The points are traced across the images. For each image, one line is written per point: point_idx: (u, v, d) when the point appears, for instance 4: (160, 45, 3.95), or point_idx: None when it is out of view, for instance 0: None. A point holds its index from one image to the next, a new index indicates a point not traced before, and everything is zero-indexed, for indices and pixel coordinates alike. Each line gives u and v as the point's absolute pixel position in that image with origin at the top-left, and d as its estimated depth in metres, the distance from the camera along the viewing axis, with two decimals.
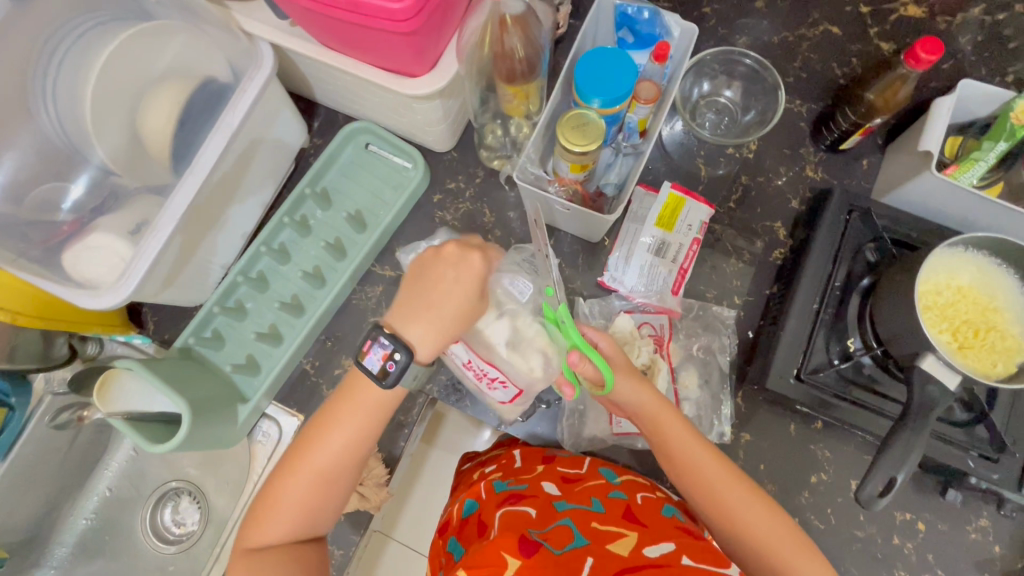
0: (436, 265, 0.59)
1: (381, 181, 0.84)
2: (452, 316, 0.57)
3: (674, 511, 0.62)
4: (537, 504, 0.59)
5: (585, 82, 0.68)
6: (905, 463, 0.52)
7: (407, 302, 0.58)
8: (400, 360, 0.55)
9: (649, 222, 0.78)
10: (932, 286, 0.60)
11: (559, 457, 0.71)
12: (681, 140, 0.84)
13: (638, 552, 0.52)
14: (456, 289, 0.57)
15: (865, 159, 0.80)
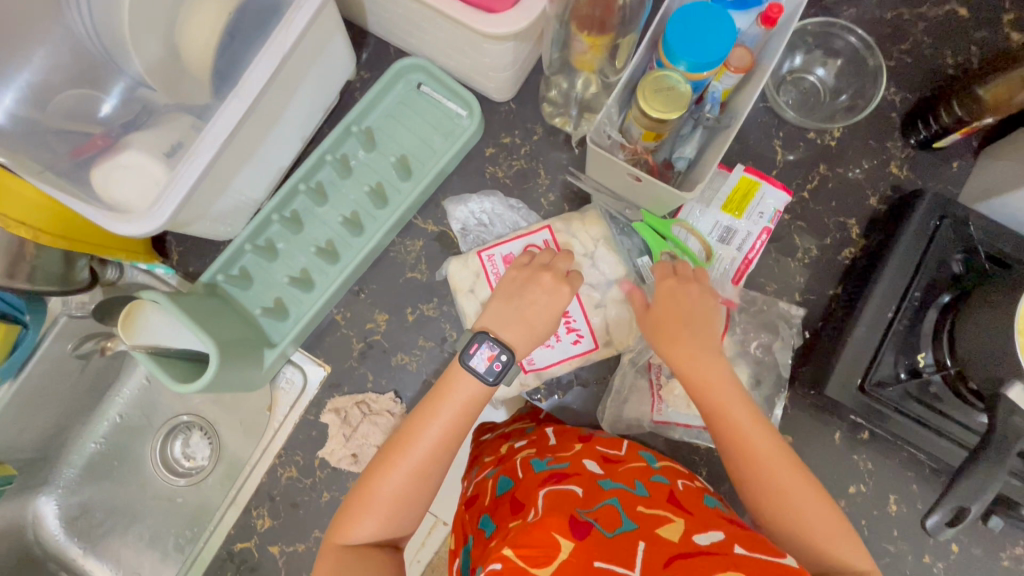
0: (534, 286, 0.61)
1: (431, 127, 0.78)
2: (545, 323, 0.60)
3: (717, 503, 0.58)
4: (582, 483, 0.56)
5: (675, 42, 0.60)
6: (980, 496, 0.50)
7: (496, 316, 0.60)
8: (503, 361, 0.56)
9: (715, 206, 0.74)
10: None
11: (599, 436, 0.68)
12: (759, 117, 0.77)
13: (688, 538, 0.47)
14: (550, 303, 0.60)
15: (956, 161, 0.74)
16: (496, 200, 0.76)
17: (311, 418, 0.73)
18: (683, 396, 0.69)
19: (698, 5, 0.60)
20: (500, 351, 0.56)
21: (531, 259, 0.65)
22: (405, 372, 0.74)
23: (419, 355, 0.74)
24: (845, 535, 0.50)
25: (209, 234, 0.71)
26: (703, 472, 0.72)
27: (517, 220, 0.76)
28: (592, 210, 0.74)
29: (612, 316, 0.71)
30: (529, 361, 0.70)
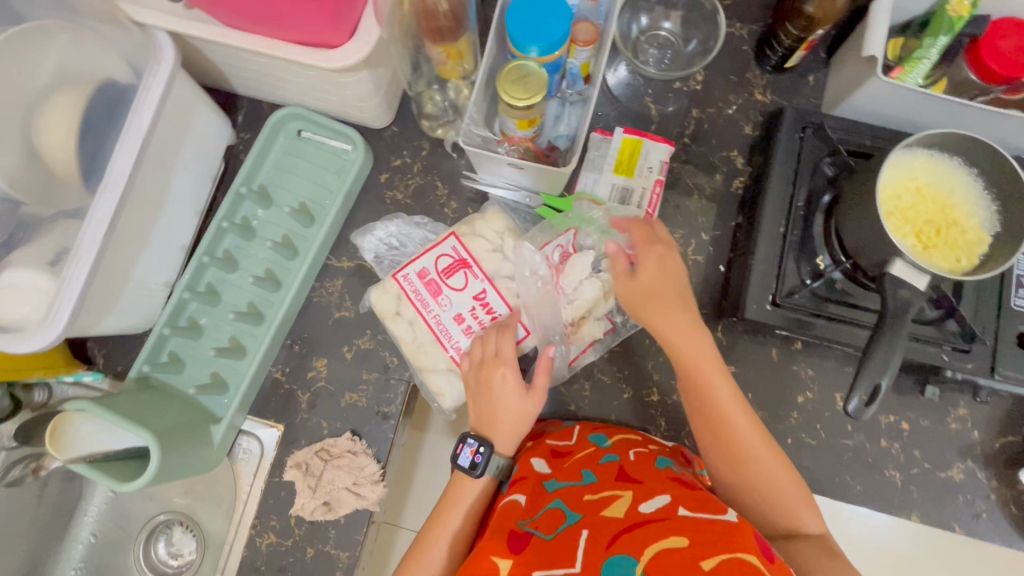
0: (488, 385, 0.65)
1: (322, 168, 0.79)
2: (511, 414, 0.64)
3: (669, 463, 0.61)
4: (527, 489, 0.61)
5: (519, 32, 0.64)
6: (887, 369, 0.53)
7: (476, 412, 0.67)
8: (485, 462, 0.63)
9: (607, 170, 0.76)
10: (892, 192, 0.61)
11: (552, 430, 0.71)
12: (626, 80, 0.81)
13: (633, 511, 0.52)
14: (512, 403, 0.64)
15: (811, 75, 0.79)
16: (401, 221, 0.77)
17: (276, 480, 0.73)
18: None
19: None
20: (479, 445, 0.63)
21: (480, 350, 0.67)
22: (357, 409, 0.74)
23: (366, 389, 0.74)
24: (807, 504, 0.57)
25: (122, 330, 0.70)
26: (662, 422, 0.73)
27: (426, 234, 0.76)
28: (490, 205, 0.75)
29: (535, 301, 0.71)
30: None
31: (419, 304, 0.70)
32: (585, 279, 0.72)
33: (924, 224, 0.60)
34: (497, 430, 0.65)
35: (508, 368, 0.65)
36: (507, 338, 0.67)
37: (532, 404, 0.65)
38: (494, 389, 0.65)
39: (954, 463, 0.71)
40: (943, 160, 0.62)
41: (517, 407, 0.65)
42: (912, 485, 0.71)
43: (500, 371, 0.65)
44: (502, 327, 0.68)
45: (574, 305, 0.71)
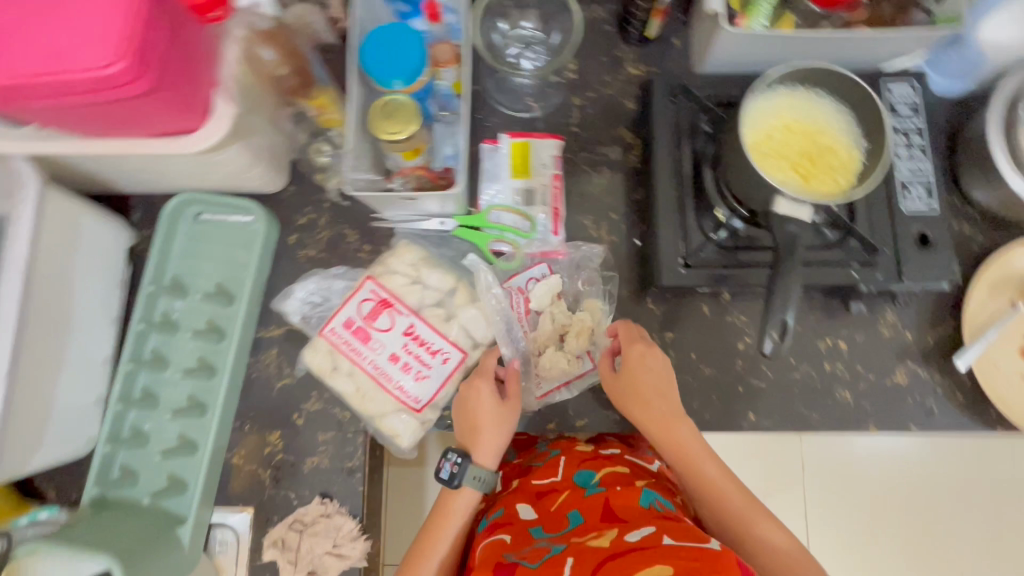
0: (469, 396, 0.68)
1: (229, 245, 0.78)
2: (491, 419, 0.66)
3: (654, 498, 0.63)
4: (513, 530, 0.64)
5: (378, 69, 0.67)
6: (790, 304, 0.55)
7: (458, 425, 0.68)
8: (462, 471, 0.65)
9: (505, 177, 0.77)
10: (761, 133, 0.63)
11: (536, 468, 0.74)
12: (504, 85, 0.82)
13: (619, 541, 0.54)
14: (491, 413, 0.67)
15: (676, 39, 0.82)
16: (319, 275, 0.76)
17: (258, 562, 0.72)
18: (560, 358, 0.73)
19: (377, 31, 0.68)
20: (456, 457, 0.66)
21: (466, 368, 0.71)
22: (322, 471, 0.74)
23: (325, 449, 0.74)
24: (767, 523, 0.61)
25: (63, 458, 0.69)
26: (618, 404, 0.74)
27: (347, 283, 0.76)
28: (399, 239, 0.74)
29: (468, 320, 0.71)
30: (416, 400, 0.70)
31: (352, 353, 0.70)
32: (545, 305, 0.75)
33: (800, 158, 0.62)
34: (479, 442, 0.66)
35: (487, 379, 0.68)
36: (491, 357, 0.70)
37: (509, 412, 0.67)
38: (475, 399, 0.67)
39: (896, 368, 0.74)
40: (800, 94, 0.64)
41: (497, 413, 0.67)
42: (863, 399, 0.74)
43: (478, 386, 0.68)
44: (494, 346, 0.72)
45: (539, 331, 0.74)
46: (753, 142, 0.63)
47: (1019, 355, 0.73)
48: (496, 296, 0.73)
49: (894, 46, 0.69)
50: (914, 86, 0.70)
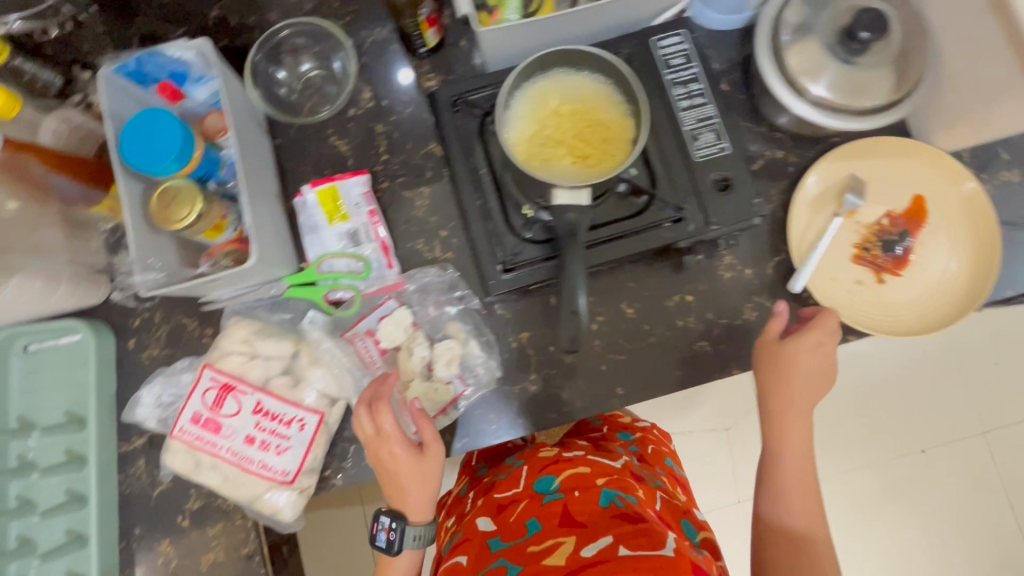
0: (382, 458, 0.66)
1: (67, 369, 0.75)
2: (413, 479, 0.66)
3: (614, 495, 0.62)
4: (470, 549, 0.61)
5: (141, 160, 0.64)
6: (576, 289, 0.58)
7: (382, 486, 0.68)
8: (400, 536, 0.66)
9: (324, 226, 0.75)
10: (533, 127, 0.63)
11: (499, 481, 0.72)
12: (303, 130, 0.80)
13: (575, 557, 0.53)
14: (411, 471, 0.66)
15: (461, 40, 0.80)
16: (163, 376, 0.75)
17: None
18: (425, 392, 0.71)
19: (130, 124, 0.64)
20: (391, 523, 0.66)
21: (371, 421, 0.66)
22: (220, 565, 0.73)
23: (219, 542, 0.73)
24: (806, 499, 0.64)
25: None
26: (492, 416, 0.73)
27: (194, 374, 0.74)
28: (229, 318, 0.73)
29: (317, 380, 0.70)
30: (284, 474, 0.68)
31: (208, 447, 0.69)
32: (398, 341, 0.73)
33: (575, 141, 0.62)
34: (404, 502, 0.67)
35: (392, 436, 0.65)
36: (382, 411, 0.65)
37: (432, 466, 0.66)
38: (387, 462, 0.66)
39: (744, 306, 0.76)
40: (564, 79, 0.64)
41: (417, 470, 0.66)
42: (721, 344, 0.75)
43: (387, 446, 0.65)
44: (373, 402, 0.66)
45: (402, 369, 0.73)
46: (525, 140, 0.62)
47: (851, 262, 0.75)
48: (330, 350, 0.72)
49: (651, 1, 0.69)
50: (682, 35, 0.71)
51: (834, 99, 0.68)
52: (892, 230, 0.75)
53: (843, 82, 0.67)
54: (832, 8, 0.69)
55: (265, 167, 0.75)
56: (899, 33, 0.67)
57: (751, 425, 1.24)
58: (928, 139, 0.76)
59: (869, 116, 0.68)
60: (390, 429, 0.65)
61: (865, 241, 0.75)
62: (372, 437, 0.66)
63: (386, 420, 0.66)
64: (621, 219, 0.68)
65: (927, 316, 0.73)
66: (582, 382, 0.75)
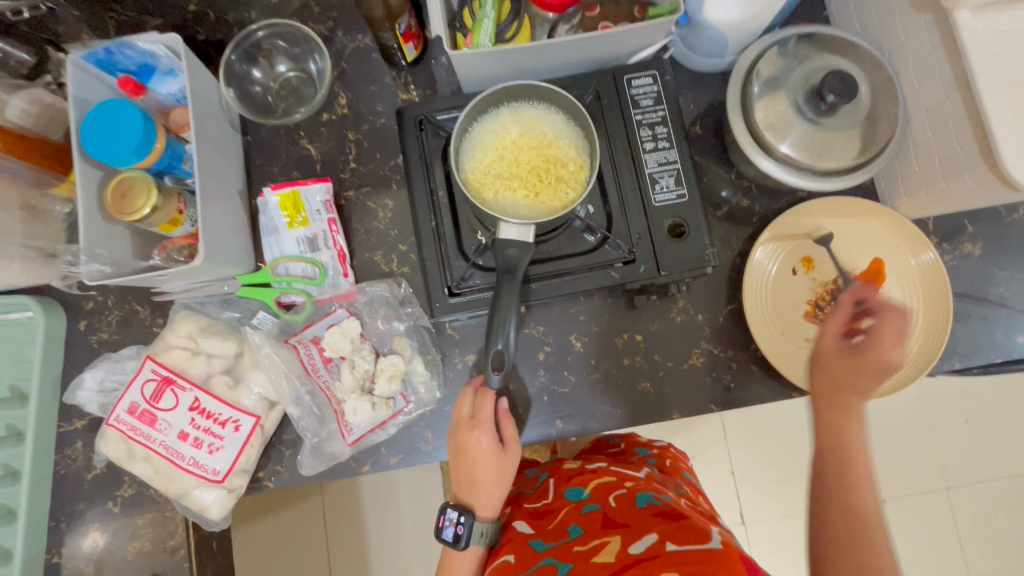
0: (472, 449, 0.68)
1: (14, 345, 0.75)
2: (493, 474, 0.68)
3: (650, 497, 0.63)
4: (515, 550, 0.64)
5: (102, 151, 0.64)
6: (507, 327, 0.57)
7: (457, 476, 0.69)
8: (468, 529, 0.67)
9: (283, 230, 0.75)
10: (491, 156, 0.63)
11: (529, 494, 0.76)
12: (275, 131, 0.80)
13: (624, 553, 0.53)
14: (486, 465, 0.68)
15: (440, 56, 0.81)
16: (108, 361, 0.75)
17: None
18: (364, 407, 0.71)
19: (93, 113, 0.64)
20: (459, 518, 0.67)
21: (464, 412, 0.70)
22: (145, 555, 0.74)
23: (146, 532, 0.74)
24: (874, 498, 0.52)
25: None
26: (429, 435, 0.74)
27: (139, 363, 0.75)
28: (179, 312, 0.74)
29: (257, 383, 0.71)
30: (214, 472, 0.69)
31: (142, 438, 0.69)
32: (343, 351, 0.73)
33: (529, 172, 0.62)
34: (479, 495, 0.68)
35: (485, 433, 0.67)
36: (484, 398, 0.69)
37: (509, 462, 0.69)
38: (471, 452, 0.68)
39: (693, 351, 0.76)
40: (506, 109, 0.64)
41: (501, 464, 0.68)
42: (664, 387, 0.75)
43: (477, 437, 0.68)
44: (479, 388, 0.70)
45: (342, 381, 0.72)
46: (481, 168, 0.63)
47: (803, 319, 0.75)
48: (269, 355, 0.72)
49: (625, 40, 0.69)
50: (654, 77, 0.71)
51: (797, 157, 0.68)
52: (847, 291, 0.75)
53: (806, 140, 0.68)
54: (807, 63, 0.70)
55: (230, 165, 0.75)
56: (867, 95, 0.68)
57: (716, 457, 1.25)
58: (892, 203, 0.76)
59: (831, 177, 0.69)
60: (487, 421, 0.68)
61: (820, 299, 0.75)
62: (465, 425, 0.69)
63: (485, 410, 0.69)
64: (569, 255, 0.68)
65: (894, 376, 0.70)
66: (521, 410, 0.75)
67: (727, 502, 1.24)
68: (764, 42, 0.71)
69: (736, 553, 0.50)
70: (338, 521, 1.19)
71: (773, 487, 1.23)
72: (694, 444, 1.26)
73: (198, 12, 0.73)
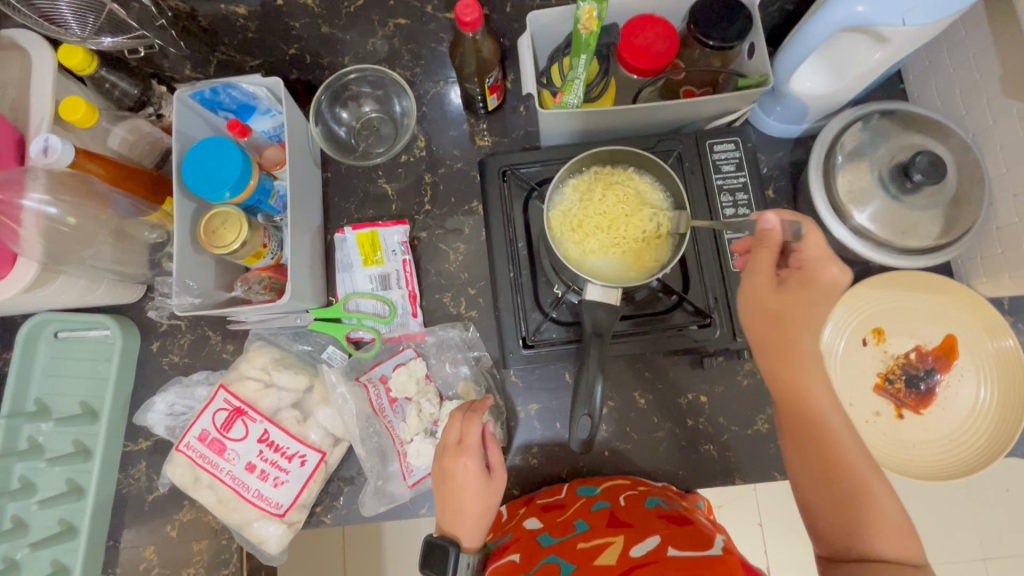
0: (454, 475, 0.65)
1: (90, 360, 0.78)
2: (473, 504, 0.64)
3: (659, 501, 0.64)
4: (521, 547, 0.62)
5: (200, 187, 0.66)
6: (591, 398, 0.59)
7: (439, 502, 0.66)
8: (454, 559, 0.62)
9: (358, 267, 0.78)
10: (584, 202, 0.65)
11: (541, 490, 0.73)
12: (354, 169, 0.82)
13: (625, 556, 0.53)
14: (473, 492, 0.64)
15: (520, 106, 0.82)
16: (178, 386, 0.76)
17: None
18: (425, 455, 0.72)
19: (193, 151, 0.66)
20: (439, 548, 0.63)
21: (449, 439, 0.67)
22: None
23: (202, 556, 0.75)
24: (888, 517, 0.50)
25: None
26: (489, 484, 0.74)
27: (209, 389, 0.76)
28: (252, 342, 0.76)
29: (324, 419, 0.72)
30: (277, 506, 0.69)
31: (209, 466, 0.70)
32: (410, 393, 0.74)
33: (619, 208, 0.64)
34: (460, 524, 0.64)
35: (469, 459, 0.65)
36: (474, 423, 0.67)
37: (495, 487, 0.66)
38: (453, 476, 0.65)
39: (757, 417, 0.75)
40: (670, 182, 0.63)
41: (485, 493, 0.65)
42: (727, 450, 0.74)
43: (460, 463, 0.65)
44: (468, 411, 0.68)
45: (406, 422, 0.73)
46: (574, 214, 0.65)
47: (872, 392, 0.75)
48: (343, 395, 0.73)
49: (710, 109, 0.71)
50: (736, 142, 0.74)
51: (877, 231, 0.69)
52: (918, 366, 0.74)
53: (888, 216, 0.69)
54: (892, 141, 0.71)
55: (313, 203, 0.77)
56: (953, 177, 0.69)
57: (745, 508, 1.17)
58: (967, 281, 0.75)
59: (916, 255, 0.69)
60: (471, 447, 0.66)
61: (889, 372, 0.74)
62: (449, 451, 0.67)
63: (470, 435, 0.66)
64: (643, 312, 0.70)
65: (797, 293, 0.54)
66: (581, 463, 0.75)
67: (754, 558, 1.16)
68: (847, 116, 0.72)
69: (734, 558, 0.50)
70: (361, 552, 1.14)
71: (803, 543, 1.15)
72: (723, 493, 1.19)
73: (298, 55, 0.77)
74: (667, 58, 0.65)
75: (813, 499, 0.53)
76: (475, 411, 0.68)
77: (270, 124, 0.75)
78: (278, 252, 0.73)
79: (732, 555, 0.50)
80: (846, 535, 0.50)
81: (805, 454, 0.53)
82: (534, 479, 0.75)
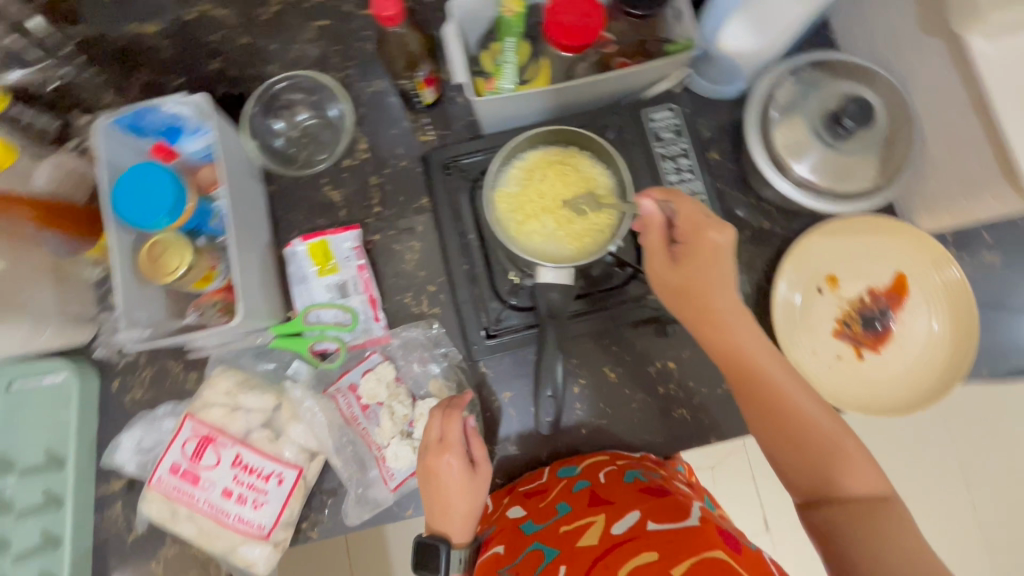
0: (438, 476, 0.64)
1: (46, 408, 0.73)
2: (460, 501, 0.65)
3: (637, 474, 0.64)
4: (506, 538, 0.62)
5: (134, 216, 0.63)
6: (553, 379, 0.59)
7: (427, 502, 0.66)
8: (444, 559, 0.64)
9: (313, 279, 0.76)
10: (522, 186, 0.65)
11: (523, 476, 0.73)
12: (298, 179, 0.80)
13: (606, 535, 0.54)
14: (459, 489, 0.65)
15: (458, 97, 0.81)
16: (145, 422, 0.75)
17: None
18: (402, 457, 0.72)
19: (123, 178, 0.64)
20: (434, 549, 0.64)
21: (430, 437, 0.67)
22: None
23: None
24: (849, 458, 0.50)
25: None
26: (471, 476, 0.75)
27: (176, 420, 0.75)
28: (214, 367, 0.74)
29: (297, 435, 0.71)
30: (260, 528, 0.68)
31: (185, 498, 0.69)
32: (381, 397, 0.73)
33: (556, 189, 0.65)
34: (450, 521, 0.65)
35: (452, 457, 0.64)
36: (455, 420, 0.66)
37: (480, 483, 0.66)
38: (438, 476, 0.64)
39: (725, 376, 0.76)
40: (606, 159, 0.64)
41: (471, 489, 0.65)
42: (700, 412, 0.76)
43: (444, 462, 0.64)
44: (448, 408, 0.67)
45: (381, 426, 0.73)
46: (512, 198, 0.65)
47: (832, 337, 0.76)
48: (312, 408, 0.72)
49: (642, 78, 0.71)
50: (673, 109, 0.76)
51: (817, 181, 0.70)
52: (872, 306, 0.76)
53: (827, 164, 0.70)
54: (823, 90, 0.72)
55: (257, 219, 0.75)
56: (883, 119, 0.70)
57: (734, 465, 1.20)
58: (910, 219, 0.77)
59: (858, 198, 0.70)
60: (453, 445, 0.65)
61: (846, 317, 0.76)
62: (429, 450, 0.66)
63: (451, 432, 0.65)
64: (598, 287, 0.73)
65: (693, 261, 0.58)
66: (561, 444, 0.76)
67: (749, 512, 1.19)
68: (777, 71, 0.73)
69: (712, 526, 0.51)
70: (365, 560, 1.14)
71: None
72: (713, 453, 1.21)
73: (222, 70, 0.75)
74: (595, 30, 0.65)
75: (777, 458, 0.53)
76: (455, 407, 0.67)
77: (201, 143, 0.72)
78: (229, 273, 0.72)
79: (707, 522, 0.52)
80: (818, 485, 0.50)
81: (754, 411, 0.55)
82: (516, 466, 0.76)
